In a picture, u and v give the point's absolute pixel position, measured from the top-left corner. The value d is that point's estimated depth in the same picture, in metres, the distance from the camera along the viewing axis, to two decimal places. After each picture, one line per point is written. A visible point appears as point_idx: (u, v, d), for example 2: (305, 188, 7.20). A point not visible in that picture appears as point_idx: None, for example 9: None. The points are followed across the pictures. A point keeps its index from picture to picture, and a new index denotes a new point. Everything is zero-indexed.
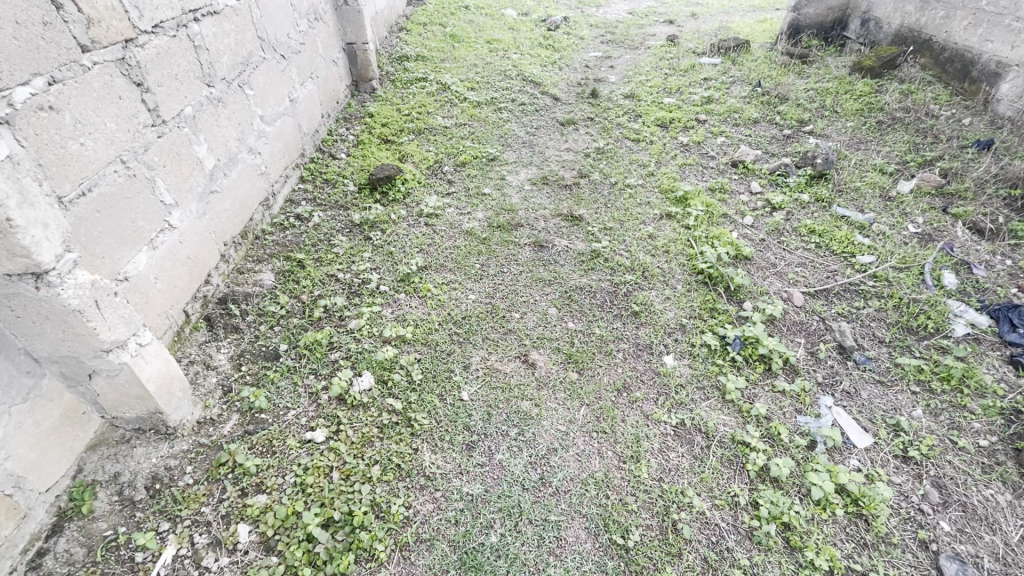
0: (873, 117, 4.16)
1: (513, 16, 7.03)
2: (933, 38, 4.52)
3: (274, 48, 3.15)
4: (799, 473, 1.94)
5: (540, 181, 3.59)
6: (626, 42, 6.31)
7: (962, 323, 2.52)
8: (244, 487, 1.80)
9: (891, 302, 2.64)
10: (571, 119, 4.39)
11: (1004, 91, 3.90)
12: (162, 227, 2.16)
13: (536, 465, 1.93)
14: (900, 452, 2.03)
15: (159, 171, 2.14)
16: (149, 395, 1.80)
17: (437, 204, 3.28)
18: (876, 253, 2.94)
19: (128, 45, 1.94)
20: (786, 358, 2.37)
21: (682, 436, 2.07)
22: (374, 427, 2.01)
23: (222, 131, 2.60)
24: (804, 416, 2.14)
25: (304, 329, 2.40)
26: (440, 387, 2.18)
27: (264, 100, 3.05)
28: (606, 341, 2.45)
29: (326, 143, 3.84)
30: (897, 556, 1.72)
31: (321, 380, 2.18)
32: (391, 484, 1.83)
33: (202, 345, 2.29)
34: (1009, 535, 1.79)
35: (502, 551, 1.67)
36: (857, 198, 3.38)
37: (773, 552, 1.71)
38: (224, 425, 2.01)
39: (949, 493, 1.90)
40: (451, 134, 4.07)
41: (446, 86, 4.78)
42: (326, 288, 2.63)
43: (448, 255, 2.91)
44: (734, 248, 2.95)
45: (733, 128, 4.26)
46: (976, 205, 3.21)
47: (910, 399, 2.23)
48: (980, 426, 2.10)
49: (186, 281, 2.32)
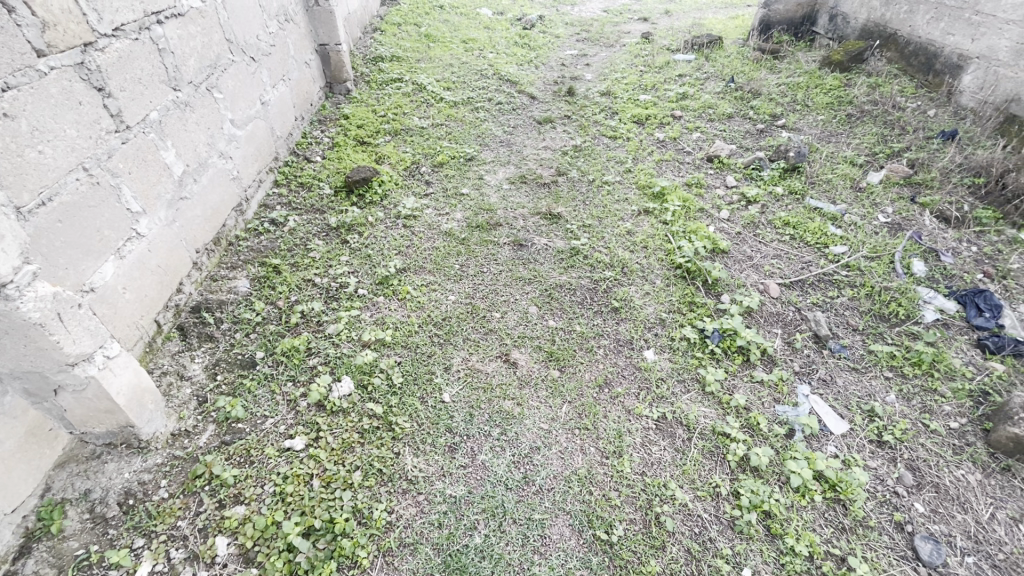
0: (842, 110, 4.25)
1: (488, 15, 6.99)
2: (898, 32, 4.63)
3: (243, 50, 3.09)
4: (778, 461, 1.97)
5: (518, 180, 3.58)
6: (602, 40, 6.34)
7: (931, 309, 2.60)
8: (221, 499, 1.76)
9: (864, 291, 2.71)
10: (548, 118, 4.38)
11: (966, 83, 4.01)
12: (129, 235, 2.10)
13: (519, 465, 1.93)
14: (875, 437, 2.07)
15: (125, 178, 2.08)
16: (119, 409, 1.75)
17: (415, 205, 3.26)
18: (848, 244, 3.00)
19: (87, 49, 1.88)
20: (764, 349, 2.41)
21: (664, 430, 2.09)
22: (355, 432, 1.98)
23: (190, 136, 2.54)
24: (783, 405, 2.17)
25: (281, 335, 2.36)
26: (422, 389, 2.16)
27: (235, 103, 2.98)
28: (587, 338, 2.46)
29: (301, 146, 3.78)
30: (873, 539, 1.76)
31: (300, 386, 2.15)
32: (373, 489, 1.81)
33: (175, 355, 2.23)
34: (979, 514, 1.85)
35: (487, 552, 1.66)
36: (829, 190, 3.45)
37: (755, 541, 1.74)
38: (199, 436, 1.96)
39: (922, 475, 1.95)
40: (428, 134, 4.04)
41: (422, 87, 4.75)
42: (303, 293, 2.58)
43: (427, 256, 2.90)
44: (711, 241, 2.98)
45: (708, 123, 4.31)
46: (943, 194, 3.30)
47: (884, 385, 2.28)
48: (950, 408, 2.17)
49: (157, 290, 2.27)
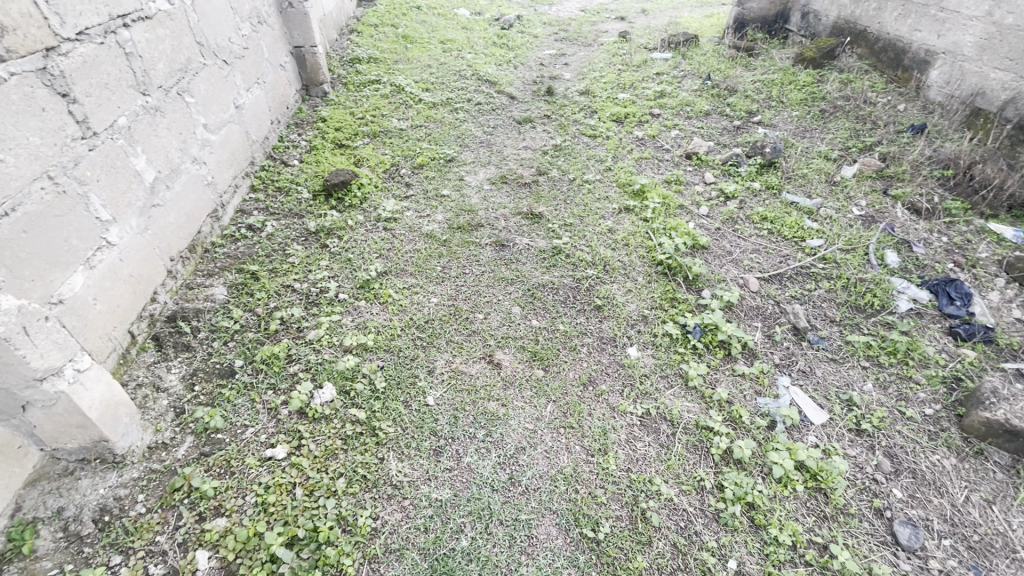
0: (816, 106, 4.34)
1: (466, 16, 6.98)
2: (867, 29, 4.73)
3: (214, 53, 3.03)
4: (760, 453, 2.00)
5: (499, 181, 3.58)
6: (580, 39, 6.37)
7: (905, 299, 2.66)
8: (201, 512, 1.72)
9: (840, 283, 2.76)
10: (527, 118, 4.39)
11: (933, 78, 4.12)
12: (99, 244, 2.04)
13: (504, 465, 1.92)
14: (854, 426, 2.12)
15: (93, 186, 2.03)
16: (92, 424, 1.71)
17: (395, 208, 3.24)
18: (824, 237, 3.06)
19: (50, 54, 1.83)
20: (745, 343, 2.44)
21: (648, 426, 2.10)
22: (337, 439, 1.96)
23: (161, 141, 2.48)
24: (764, 398, 2.20)
25: (260, 343, 2.32)
26: (405, 393, 2.14)
27: (207, 108, 2.93)
28: (570, 337, 2.47)
29: (277, 150, 3.72)
30: (854, 526, 1.79)
31: (281, 394, 2.11)
32: (358, 496, 1.79)
33: (150, 366, 2.18)
34: (955, 497, 1.90)
35: (474, 555, 1.66)
36: (805, 184, 3.51)
37: (740, 533, 1.76)
38: (177, 448, 1.91)
39: (900, 462, 2.00)
40: (407, 136, 4.01)
41: (401, 88, 4.71)
42: (282, 299, 2.54)
43: (409, 258, 2.88)
44: (691, 238, 3.02)
45: (686, 121, 4.36)
46: (914, 186, 3.38)
47: (861, 374, 2.33)
48: (925, 395, 2.22)
49: (130, 300, 2.21)
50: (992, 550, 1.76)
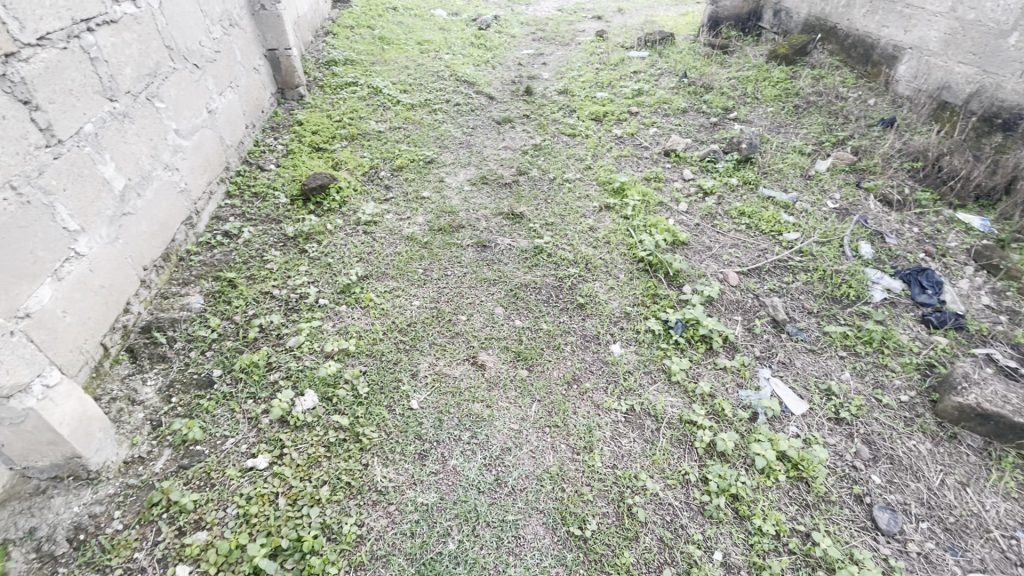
0: (790, 102, 4.42)
1: (443, 17, 6.95)
2: (837, 26, 4.83)
3: (184, 57, 2.97)
4: (743, 444, 2.03)
5: (479, 181, 3.57)
6: (557, 39, 6.39)
7: (879, 289, 2.72)
8: (181, 526, 1.69)
9: (816, 275, 2.81)
10: (506, 118, 4.39)
11: (901, 72, 4.22)
12: (67, 255, 1.99)
13: (490, 467, 1.92)
14: (833, 415, 2.16)
15: (58, 196, 1.97)
16: (63, 440, 1.67)
17: (375, 211, 3.21)
18: (801, 230, 3.12)
19: (9, 60, 1.77)
20: (726, 336, 2.47)
21: (633, 422, 2.11)
22: (320, 446, 1.93)
23: (131, 148, 2.43)
24: (746, 390, 2.23)
25: (239, 351, 2.28)
26: (389, 398, 2.13)
27: (179, 113, 2.87)
28: (553, 336, 2.48)
29: (253, 154, 3.66)
30: (835, 512, 1.83)
31: (261, 403, 2.08)
32: (342, 503, 1.77)
33: (125, 379, 2.12)
34: (931, 481, 1.95)
35: (461, 558, 1.65)
36: (781, 179, 3.58)
37: (725, 524, 1.79)
38: (155, 462, 1.87)
39: (878, 449, 2.04)
40: (386, 138, 3.98)
41: (378, 90, 4.68)
42: (261, 306, 2.50)
43: (390, 261, 2.85)
44: (671, 234, 3.05)
45: (664, 118, 4.40)
46: (885, 179, 3.47)
47: (839, 364, 2.38)
48: (900, 382, 2.27)
49: (102, 312, 2.15)
50: (967, 531, 1.81)
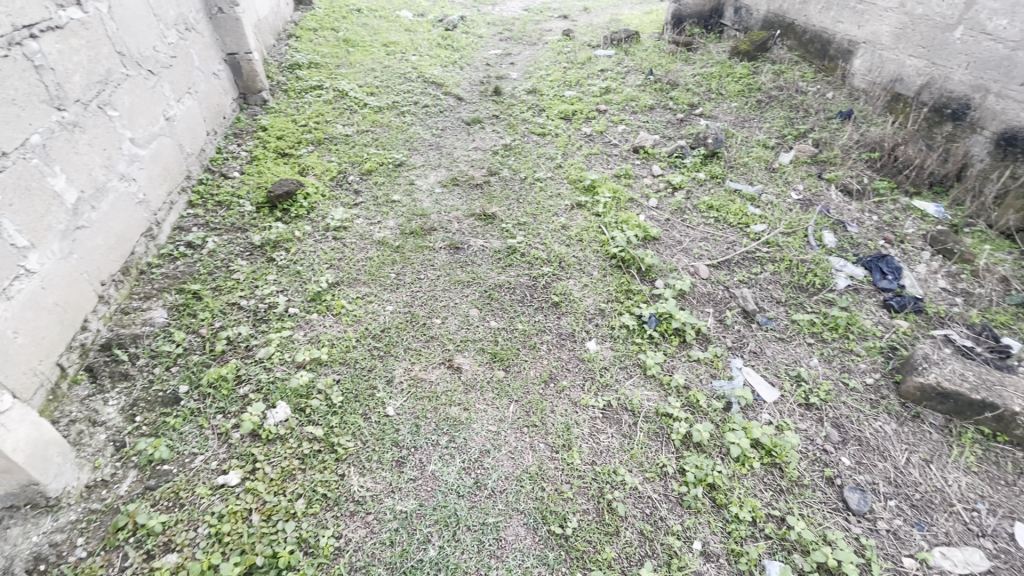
0: (753, 97, 4.52)
1: (409, 18, 6.89)
2: (795, 22, 4.96)
3: (137, 64, 2.87)
4: (718, 434, 2.06)
5: (450, 183, 3.55)
6: (524, 38, 6.40)
7: (843, 276, 2.81)
8: (150, 549, 1.63)
9: (783, 265, 2.88)
10: (476, 119, 4.37)
11: (856, 66, 4.36)
12: (16, 273, 1.90)
13: (469, 470, 1.90)
14: (803, 401, 2.22)
15: (4, 211, 1.88)
16: (19, 467, 1.60)
17: (345, 216, 3.16)
18: (767, 222, 3.20)
19: None
20: (698, 329, 2.51)
21: (610, 417, 2.13)
22: (294, 459, 1.89)
23: (83, 159, 2.33)
24: (719, 380, 2.28)
25: (207, 365, 2.21)
26: (364, 406, 2.09)
27: (134, 121, 2.76)
28: (529, 335, 2.48)
29: (215, 162, 3.56)
30: (808, 496, 1.88)
31: (231, 418, 2.02)
32: (319, 516, 1.73)
33: (85, 400, 2.04)
34: (897, 460, 2.02)
35: (442, 564, 1.63)
36: (747, 172, 3.66)
37: (703, 514, 1.81)
38: (119, 484, 1.80)
39: (847, 431, 2.11)
40: (353, 142, 3.92)
41: (344, 93, 4.60)
42: (228, 318, 2.44)
43: (361, 267, 2.81)
44: (643, 230, 3.09)
45: (632, 115, 4.46)
46: (845, 169, 3.58)
47: (807, 351, 2.44)
48: (865, 366, 2.35)
49: (57, 331, 2.06)
50: (933, 507, 1.88)
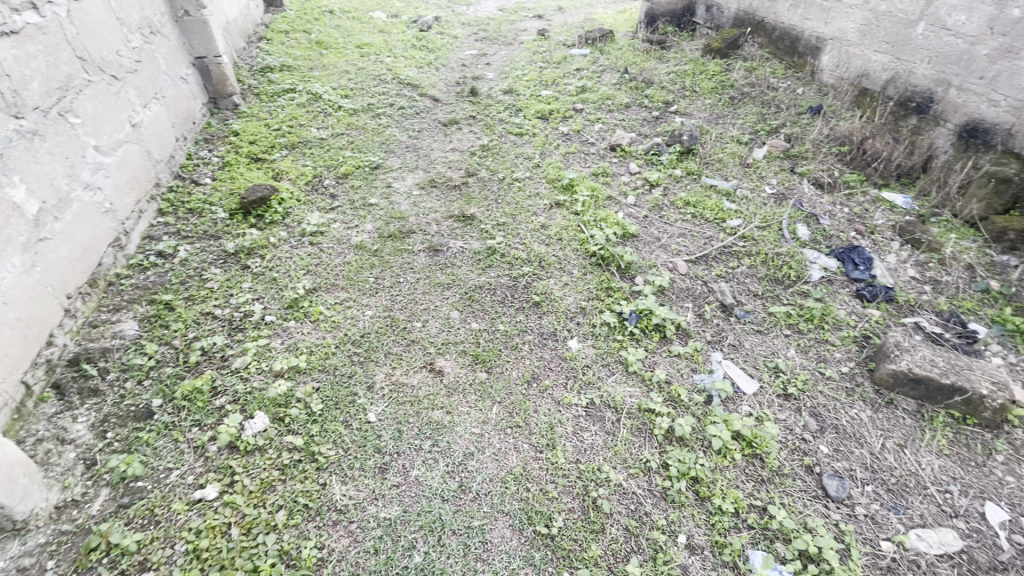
0: (726, 94, 4.59)
1: (383, 19, 6.82)
2: (765, 19, 5.05)
3: (100, 69, 2.78)
4: (700, 427, 2.08)
5: (428, 185, 3.53)
6: (500, 38, 6.39)
7: (817, 268, 2.87)
8: (125, 569, 1.58)
9: (759, 259, 2.93)
10: (452, 120, 4.35)
11: (825, 62, 4.46)
12: None
13: (453, 474, 1.89)
14: (781, 391, 2.26)
15: None
16: None
17: (321, 221, 3.11)
18: (742, 216, 3.25)
19: None
20: (678, 324, 2.54)
21: (593, 415, 2.14)
22: (274, 470, 1.85)
23: (43, 168, 2.25)
24: (699, 374, 2.30)
25: (181, 377, 2.16)
26: (345, 413, 2.06)
27: (98, 128, 2.68)
28: (511, 336, 2.47)
29: (186, 168, 3.47)
30: (789, 485, 1.91)
31: (207, 430, 1.97)
32: (301, 527, 1.70)
33: (52, 418, 1.97)
34: (873, 446, 2.07)
35: (428, 570, 1.62)
36: (721, 168, 3.71)
37: (686, 507, 1.83)
38: (91, 503, 1.74)
39: (824, 420, 2.15)
40: (328, 145, 3.87)
41: (318, 96, 4.54)
42: (202, 328, 2.38)
43: (339, 272, 2.77)
44: (621, 227, 3.11)
45: (608, 114, 4.48)
46: (816, 163, 3.66)
47: (784, 342, 2.49)
48: (840, 355, 2.40)
49: (20, 346, 1.99)
50: (908, 490, 1.93)
